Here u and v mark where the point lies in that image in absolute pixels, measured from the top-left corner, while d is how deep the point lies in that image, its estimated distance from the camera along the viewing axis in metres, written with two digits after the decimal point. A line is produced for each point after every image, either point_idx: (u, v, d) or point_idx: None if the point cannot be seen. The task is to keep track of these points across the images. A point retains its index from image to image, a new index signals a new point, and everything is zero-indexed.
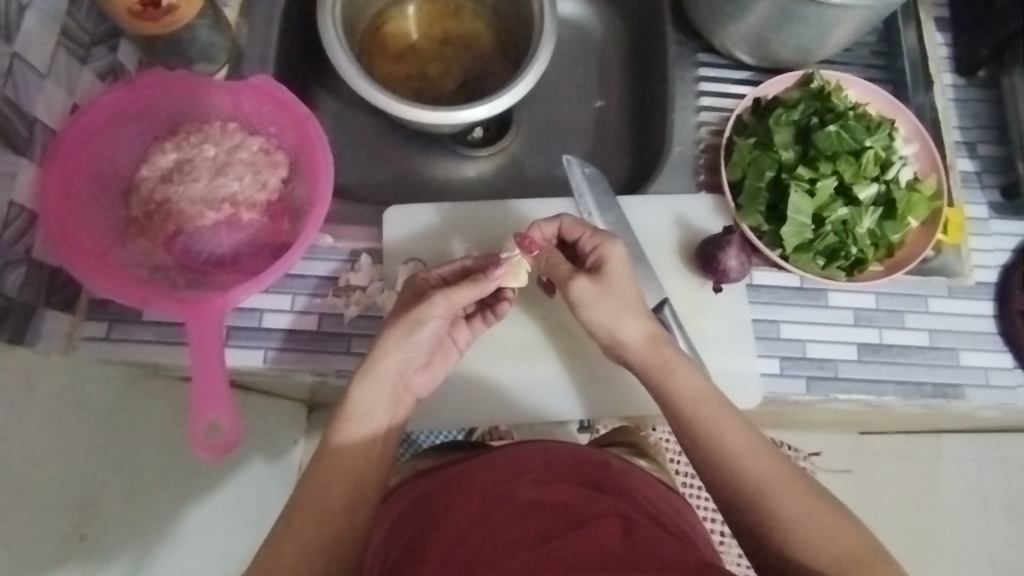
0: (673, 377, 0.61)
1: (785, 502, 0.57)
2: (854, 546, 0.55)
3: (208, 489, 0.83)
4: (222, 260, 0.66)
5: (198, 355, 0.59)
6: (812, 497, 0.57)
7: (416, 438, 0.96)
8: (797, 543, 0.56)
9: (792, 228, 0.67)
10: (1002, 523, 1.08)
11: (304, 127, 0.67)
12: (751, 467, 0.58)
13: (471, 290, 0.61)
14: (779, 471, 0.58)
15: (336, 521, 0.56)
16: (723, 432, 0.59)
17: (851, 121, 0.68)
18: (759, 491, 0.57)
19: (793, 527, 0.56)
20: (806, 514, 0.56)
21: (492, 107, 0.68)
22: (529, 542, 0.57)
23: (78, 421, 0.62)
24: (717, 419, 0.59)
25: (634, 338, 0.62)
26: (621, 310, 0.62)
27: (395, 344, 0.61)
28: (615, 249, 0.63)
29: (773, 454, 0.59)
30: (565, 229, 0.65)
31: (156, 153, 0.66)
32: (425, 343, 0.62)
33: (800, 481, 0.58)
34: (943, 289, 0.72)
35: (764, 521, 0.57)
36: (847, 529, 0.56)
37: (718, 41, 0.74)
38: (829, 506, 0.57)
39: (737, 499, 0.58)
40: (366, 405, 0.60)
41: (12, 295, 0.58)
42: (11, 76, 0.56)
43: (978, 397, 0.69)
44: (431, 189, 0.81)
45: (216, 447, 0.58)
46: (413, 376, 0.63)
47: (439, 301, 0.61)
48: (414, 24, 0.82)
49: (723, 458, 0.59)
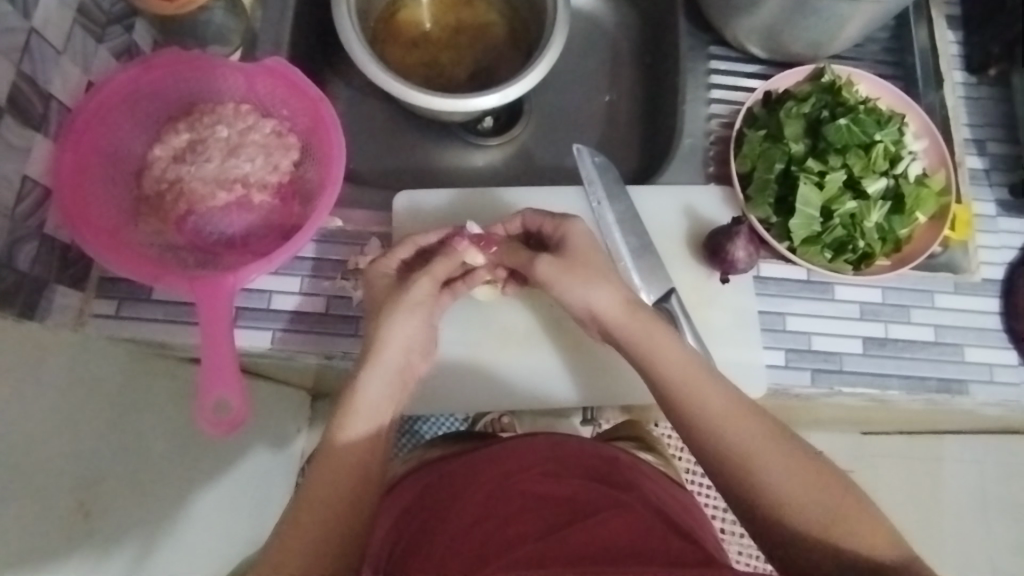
0: (654, 348, 0.60)
1: (771, 466, 0.56)
2: (842, 503, 0.55)
3: (208, 471, 0.83)
4: (232, 240, 0.66)
5: (209, 335, 0.59)
6: (798, 458, 0.57)
7: (417, 430, 0.98)
8: (788, 508, 0.55)
9: (801, 220, 0.67)
10: (1001, 526, 1.09)
11: (317, 109, 0.67)
12: (736, 433, 0.57)
13: (448, 261, 0.63)
14: (778, 443, 0.57)
15: (342, 522, 0.55)
16: (704, 398, 0.58)
17: (861, 114, 0.68)
18: (745, 458, 0.57)
19: (799, 506, 0.55)
20: (792, 477, 0.56)
21: (503, 95, 0.68)
22: (531, 537, 0.57)
23: (86, 395, 0.63)
24: (699, 387, 0.59)
25: (618, 319, 0.61)
26: (591, 279, 0.61)
27: (398, 329, 0.60)
28: (576, 226, 0.64)
29: (756, 416, 0.58)
30: (527, 221, 0.66)
31: (169, 133, 0.67)
32: (424, 328, 0.62)
33: (803, 453, 0.57)
34: (949, 285, 0.72)
35: (752, 488, 0.56)
36: (836, 489, 0.56)
37: (730, 34, 0.75)
38: (817, 465, 0.57)
39: (741, 481, 0.57)
40: (374, 397, 0.59)
41: (23, 269, 0.59)
42: (28, 52, 0.57)
43: (982, 392, 0.69)
44: (440, 176, 0.81)
45: (222, 424, 0.58)
46: (416, 361, 0.62)
47: (423, 278, 0.62)
48: (427, 12, 0.82)
49: (718, 434, 0.57)
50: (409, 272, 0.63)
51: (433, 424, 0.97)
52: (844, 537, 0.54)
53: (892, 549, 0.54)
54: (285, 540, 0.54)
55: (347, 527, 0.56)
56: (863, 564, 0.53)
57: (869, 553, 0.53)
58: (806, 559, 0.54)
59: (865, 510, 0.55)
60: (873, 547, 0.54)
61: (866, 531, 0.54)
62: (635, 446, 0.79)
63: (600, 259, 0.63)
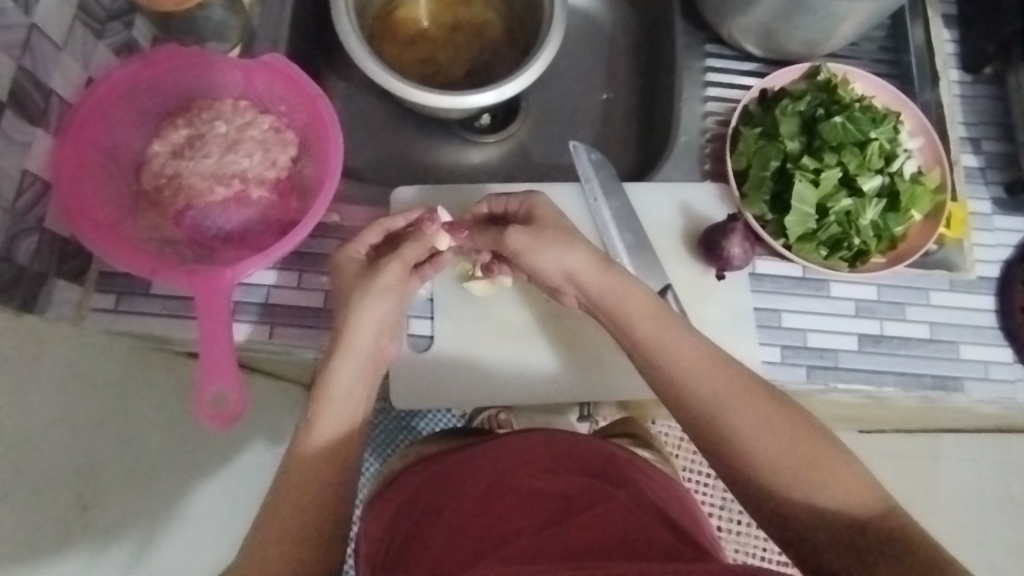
0: (624, 308, 0.61)
1: (740, 417, 0.56)
2: (813, 452, 0.55)
3: (200, 465, 0.84)
4: (230, 236, 0.66)
5: (206, 328, 0.59)
6: (770, 408, 0.56)
7: (416, 426, 0.99)
8: (758, 461, 0.55)
9: (796, 218, 0.67)
10: (998, 526, 1.09)
11: (315, 105, 0.68)
12: (704, 384, 0.57)
13: (417, 245, 0.63)
14: (762, 407, 0.56)
15: (325, 507, 0.56)
16: (671, 349, 0.59)
17: (856, 112, 0.68)
18: (716, 410, 0.57)
19: (781, 474, 0.54)
20: (762, 428, 0.56)
21: (499, 93, 0.69)
22: (522, 533, 0.57)
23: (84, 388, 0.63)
24: (667, 339, 0.59)
25: (591, 282, 0.62)
26: (560, 242, 0.62)
27: (368, 314, 0.60)
28: (544, 202, 0.65)
29: (726, 366, 0.58)
30: (492, 205, 0.66)
31: (168, 129, 0.67)
32: (393, 310, 0.62)
33: (791, 417, 0.56)
34: (945, 283, 0.72)
35: (723, 441, 0.56)
36: (810, 439, 0.55)
37: (726, 33, 0.75)
38: (789, 413, 0.56)
39: (728, 453, 0.56)
40: (348, 384, 0.59)
41: (23, 263, 0.60)
42: (29, 48, 0.58)
43: (977, 390, 0.70)
44: (438, 173, 0.82)
45: (220, 416, 0.58)
46: (385, 344, 0.63)
47: (394, 264, 0.61)
48: (425, 10, 0.83)
49: (702, 401, 0.57)
50: (381, 256, 0.63)
51: (431, 421, 0.98)
52: (815, 491, 0.53)
53: (868, 501, 0.53)
54: (269, 527, 0.55)
55: (332, 509, 0.56)
56: (839, 519, 0.53)
57: (843, 509, 0.53)
58: (784, 511, 0.54)
59: (843, 460, 0.54)
60: (851, 501, 0.53)
61: (839, 481, 0.53)
62: (632, 443, 0.79)
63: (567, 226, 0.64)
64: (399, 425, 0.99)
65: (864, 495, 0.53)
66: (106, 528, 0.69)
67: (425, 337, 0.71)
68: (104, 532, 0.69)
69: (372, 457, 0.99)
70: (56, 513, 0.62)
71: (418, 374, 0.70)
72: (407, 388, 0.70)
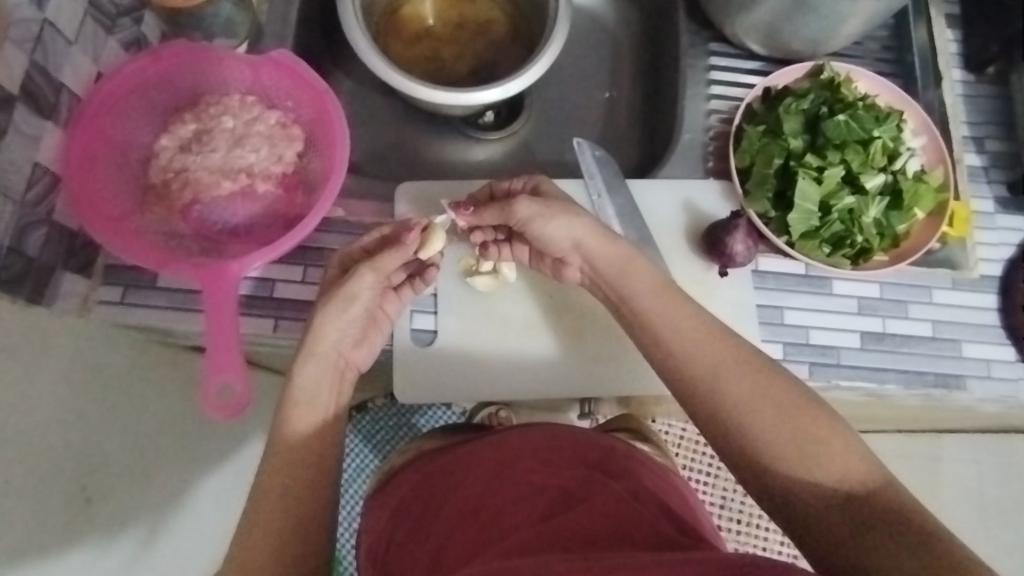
0: (628, 281, 0.62)
1: (733, 385, 0.57)
2: (810, 423, 0.55)
3: (202, 460, 0.84)
4: (236, 230, 0.67)
5: (214, 319, 0.59)
6: (769, 379, 0.57)
7: (416, 421, 0.99)
8: (755, 431, 0.56)
9: (799, 215, 0.68)
10: (999, 528, 1.09)
11: (322, 101, 0.68)
12: (702, 353, 0.58)
13: (395, 253, 0.61)
14: (754, 377, 0.57)
15: (298, 513, 0.56)
16: (662, 317, 0.60)
17: (860, 110, 0.69)
18: (708, 377, 0.58)
19: (771, 444, 0.55)
20: (761, 398, 0.56)
21: (505, 89, 0.69)
22: (522, 523, 0.57)
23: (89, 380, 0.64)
24: (667, 310, 0.61)
25: (601, 251, 0.63)
26: (569, 218, 0.63)
27: (331, 322, 0.60)
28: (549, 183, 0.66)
29: (726, 337, 0.59)
30: (495, 190, 0.67)
31: (176, 123, 0.68)
32: (359, 317, 0.62)
33: (787, 387, 0.57)
34: (947, 281, 0.72)
35: (721, 411, 0.57)
36: (807, 410, 0.55)
37: (730, 31, 0.75)
38: (787, 385, 0.57)
39: (721, 421, 0.57)
40: (311, 385, 0.60)
41: (33, 255, 0.59)
42: (41, 42, 0.58)
43: (979, 388, 0.70)
44: (442, 169, 0.82)
45: (227, 408, 0.59)
46: (351, 352, 0.63)
47: (367, 271, 0.61)
48: (430, 8, 0.83)
49: (697, 370, 0.58)
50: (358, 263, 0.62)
51: (431, 417, 0.98)
52: (811, 464, 0.54)
53: (862, 474, 0.53)
54: (247, 539, 0.56)
55: (307, 517, 0.57)
56: (834, 493, 0.53)
57: (836, 483, 0.53)
58: (779, 486, 0.55)
59: (840, 432, 0.55)
60: (839, 472, 0.53)
61: (835, 453, 0.54)
62: (633, 438, 0.80)
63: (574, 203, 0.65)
64: (398, 422, 0.99)
65: (860, 468, 0.53)
66: (111, 520, 0.70)
67: (428, 331, 0.71)
68: (108, 524, 0.70)
69: (371, 453, 0.99)
70: (59, 505, 0.62)
71: (423, 367, 0.70)
72: (411, 382, 0.70)
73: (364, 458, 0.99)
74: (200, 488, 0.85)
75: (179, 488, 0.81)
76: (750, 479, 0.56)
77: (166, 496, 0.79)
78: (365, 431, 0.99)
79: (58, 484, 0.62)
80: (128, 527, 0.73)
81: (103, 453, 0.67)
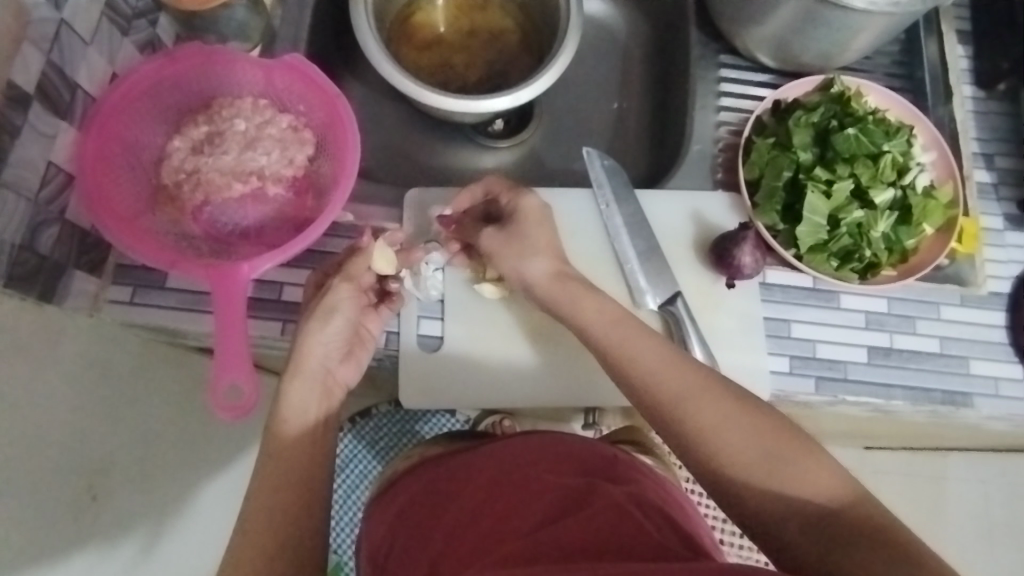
0: (582, 307, 0.63)
1: (703, 414, 0.57)
2: (779, 444, 0.55)
3: (201, 463, 0.84)
4: (246, 232, 0.68)
5: (223, 321, 0.59)
6: (735, 404, 0.56)
7: (417, 429, 1.00)
8: (727, 454, 0.55)
9: (808, 228, 0.67)
10: (1006, 550, 1.08)
11: (334, 105, 0.68)
12: (667, 382, 0.58)
13: (361, 259, 0.63)
14: (724, 405, 0.57)
15: (294, 521, 0.56)
16: (632, 349, 0.60)
17: (870, 124, 0.69)
18: (675, 409, 0.57)
19: (747, 471, 0.55)
20: (728, 423, 0.56)
21: (515, 98, 0.70)
22: (520, 532, 0.57)
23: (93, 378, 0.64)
24: (630, 338, 0.61)
25: (557, 288, 0.65)
26: (529, 250, 0.66)
27: (313, 337, 0.61)
28: (528, 202, 0.67)
29: (689, 366, 0.59)
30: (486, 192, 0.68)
31: (188, 125, 0.68)
32: (341, 330, 0.62)
33: (761, 413, 0.56)
34: (955, 297, 0.72)
35: (688, 435, 0.57)
36: (776, 432, 0.55)
37: (741, 43, 0.76)
38: (754, 410, 0.56)
39: (694, 452, 0.57)
40: (299, 404, 0.60)
41: (45, 253, 0.59)
42: (58, 42, 0.58)
43: (987, 405, 0.70)
44: (451, 177, 0.83)
45: (234, 409, 0.58)
46: (339, 368, 0.63)
47: (341, 284, 0.62)
48: (442, 15, 0.84)
49: (665, 403, 0.58)
50: (330, 277, 0.64)
51: (432, 424, 0.99)
52: (783, 482, 0.54)
53: (837, 490, 0.53)
54: (242, 545, 0.55)
55: (305, 528, 0.57)
56: (806, 511, 0.53)
57: (810, 498, 0.53)
58: (756, 508, 0.54)
59: (810, 453, 0.54)
60: (818, 495, 0.53)
61: (806, 472, 0.54)
62: (636, 451, 0.79)
63: (550, 229, 0.67)
64: (401, 429, 0.99)
65: (835, 488, 0.53)
66: (113, 521, 0.70)
67: (434, 338, 0.71)
68: (110, 525, 0.70)
69: (372, 457, 0.99)
70: (64, 505, 0.62)
71: (428, 373, 0.70)
72: (414, 387, 0.70)
73: (365, 464, 0.99)
74: (203, 492, 0.85)
75: (182, 491, 0.81)
76: (731, 504, 0.56)
77: (168, 499, 0.79)
78: (367, 436, 0.99)
79: (62, 483, 0.62)
80: (130, 529, 0.73)
81: (107, 453, 0.68)
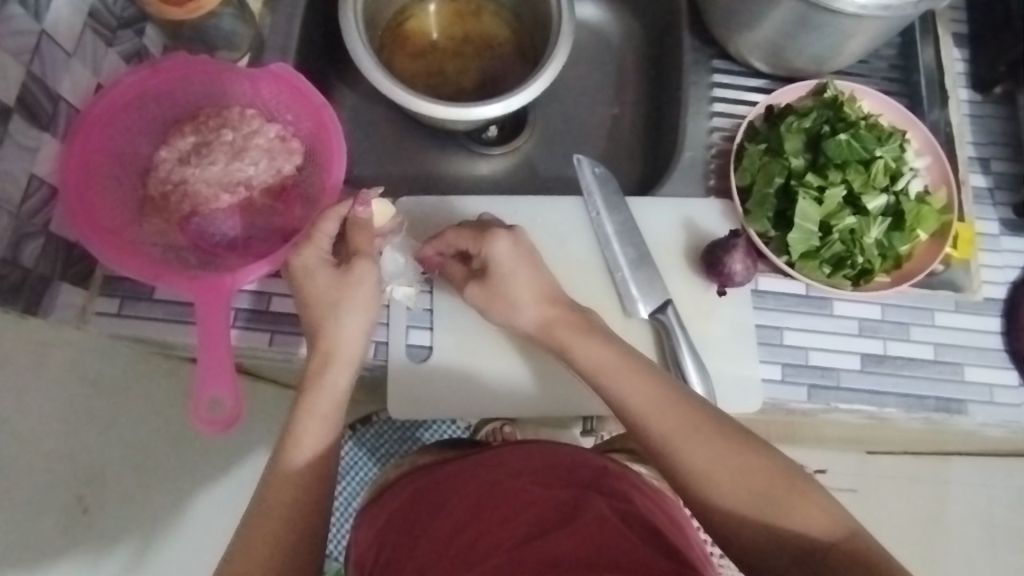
0: (573, 347, 0.62)
1: (691, 450, 0.56)
2: (769, 484, 0.55)
3: (186, 469, 0.84)
4: (233, 243, 0.67)
5: (205, 333, 0.59)
6: (728, 444, 0.56)
7: (416, 435, 0.99)
8: (716, 488, 0.55)
9: (799, 235, 0.67)
10: (1008, 554, 1.07)
11: (321, 115, 0.69)
12: (656, 416, 0.58)
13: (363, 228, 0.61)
14: (714, 442, 0.56)
15: (293, 527, 0.55)
16: (620, 382, 0.60)
17: (862, 130, 0.68)
18: (665, 443, 0.57)
19: (736, 508, 0.55)
20: (716, 460, 0.56)
21: (506, 105, 0.69)
22: (507, 543, 0.57)
23: (73, 386, 0.64)
24: (621, 376, 0.60)
25: (549, 314, 0.64)
26: (512, 305, 0.64)
27: (334, 324, 0.60)
28: (495, 253, 0.64)
29: (675, 395, 0.58)
30: (452, 240, 0.66)
31: (175, 136, 0.67)
32: (357, 319, 0.61)
33: (750, 447, 0.56)
34: (950, 304, 0.71)
35: (676, 467, 0.57)
36: (765, 469, 0.55)
37: (734, 48, 0.75)
38: (744, 447, 0.56)
39: (683, 484, 0.57)
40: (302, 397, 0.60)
41: (28, 265, 0.59)
42: (39, 54, 0.58)
43: (981, 412, 0.69)
44: (445, 183, 0.82)
45: (216, 422, 0.58)
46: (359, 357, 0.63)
47: (361, 261, 0.60)
48: (435, 23, 0.84)
49: (655, 435, 0.57)
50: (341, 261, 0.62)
51: (434, 431, 0.99)
52: (774, 517, 0.54)
53: (830, 526, 0.53)
54: (242, 543, 0.54)
55: (304, 539, 0.55)
56: (799, 546, 0.53)
57: (802, 533, 0.53)
58: (751, 539, 0.55)
59: (802, 491, 0.54)
60: (809, 531, 0.53)
61: (797, 511, 0.53)
62: (630, 460, 0.79)
63: (535, 273, 0.64)
64: (402, 436, 1.00)
65: (825, 523, 0.53)
66: (98, 528, 0.70)
67: (423, 347, 0.71)
68: (96, 534, 0.69)
69: (372, 462, 1.00)
70: (52, 515, 0.62)
71: (418, 383, 0.70)
72: (403, 396, 0.70)
73: (365, 470, 1.02)
74: (190, 495, 0.85)
75: (167, 496, 0.81)
76: (725, 536, 0.56)
77: (153, 506, 0.79)
78: (368, 443, 1.01)
79: (49, 492, 0.62)
80: (119, 535, 0.73)
81: (92, 462, 0.68)
